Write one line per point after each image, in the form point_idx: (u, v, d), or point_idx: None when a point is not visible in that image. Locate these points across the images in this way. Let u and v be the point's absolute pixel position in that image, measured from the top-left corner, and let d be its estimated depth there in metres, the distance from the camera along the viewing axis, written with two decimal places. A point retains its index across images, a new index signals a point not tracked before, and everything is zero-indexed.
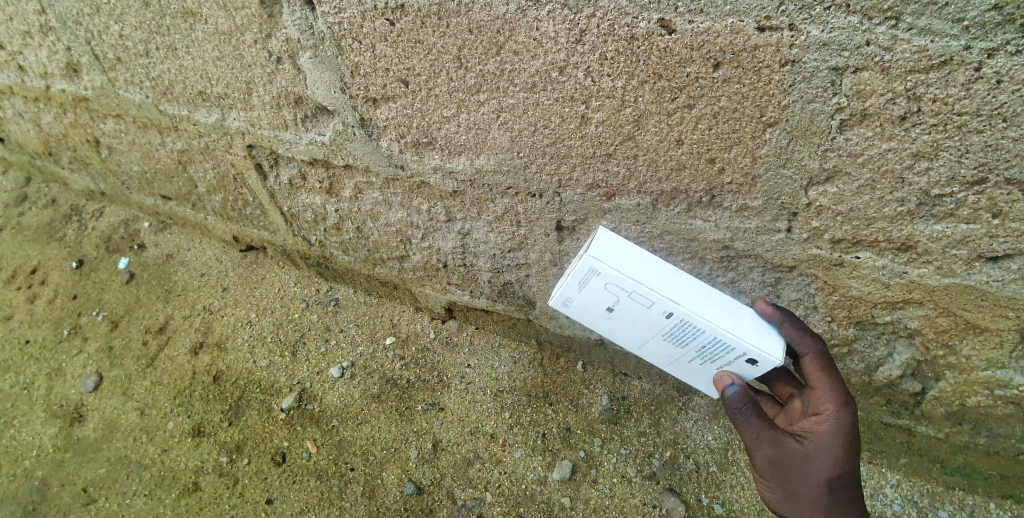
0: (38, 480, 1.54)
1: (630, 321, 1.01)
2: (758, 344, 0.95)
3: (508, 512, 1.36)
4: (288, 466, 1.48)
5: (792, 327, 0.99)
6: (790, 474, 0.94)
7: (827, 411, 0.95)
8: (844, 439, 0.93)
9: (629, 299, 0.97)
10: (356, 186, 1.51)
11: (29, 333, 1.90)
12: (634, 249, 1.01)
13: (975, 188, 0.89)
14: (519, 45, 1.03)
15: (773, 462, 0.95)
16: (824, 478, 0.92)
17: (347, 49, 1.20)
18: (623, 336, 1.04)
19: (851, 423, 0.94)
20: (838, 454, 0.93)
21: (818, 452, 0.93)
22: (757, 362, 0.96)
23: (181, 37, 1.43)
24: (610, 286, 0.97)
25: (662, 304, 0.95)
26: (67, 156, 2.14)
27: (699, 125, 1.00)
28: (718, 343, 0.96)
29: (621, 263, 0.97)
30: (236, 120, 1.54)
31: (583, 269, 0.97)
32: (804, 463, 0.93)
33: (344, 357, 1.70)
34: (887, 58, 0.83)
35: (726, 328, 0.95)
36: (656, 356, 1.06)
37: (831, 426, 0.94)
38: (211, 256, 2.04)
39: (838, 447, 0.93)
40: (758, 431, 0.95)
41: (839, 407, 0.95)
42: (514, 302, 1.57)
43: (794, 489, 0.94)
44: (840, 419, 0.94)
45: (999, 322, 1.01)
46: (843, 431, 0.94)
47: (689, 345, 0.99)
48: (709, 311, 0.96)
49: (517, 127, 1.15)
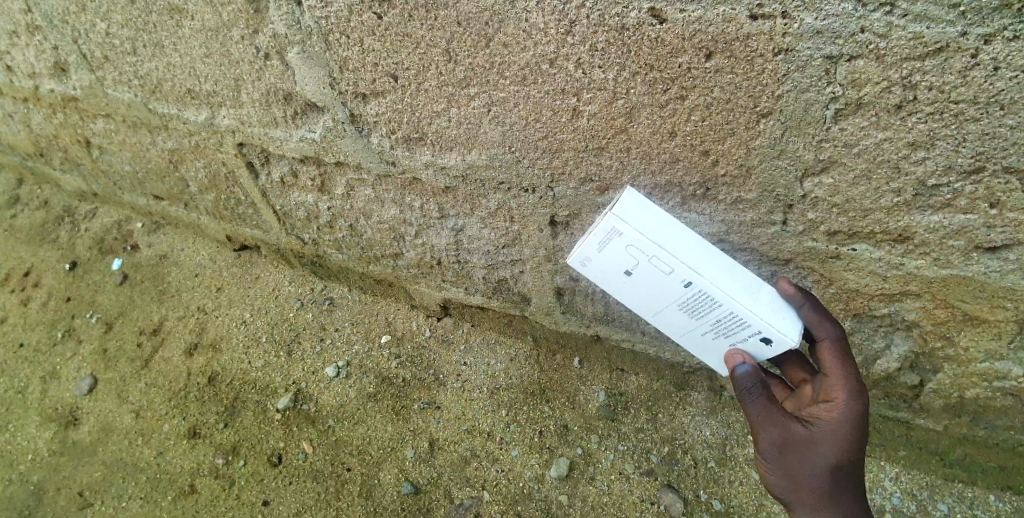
0: (33, 484, 1.53)
1: (645, 287, 0.97)
2: (776, 324, 0.91)
3: (505, 510, 1.34)
4: (284, 467, 1.47)
5: (811, 312, 0.93)
6: (792, 456, 0.92)
7: (839, 398, 0.91)
8: (853, 429, 0.90)
9: (648, 264, 0.93)
10: (349, 184, 1.50)
11: (23, 336, 1.88)
12: (662, 214, 0.96)
13: (973, 177, 0.88)
14: (508, 38, 1.02)
15: (775, 444, 0.93)
16: (827, 464, 0.90)
17: (336, 43, 1.19)
18: (637, 302, 1.01)
19: (863, 414, 0.90)
20: (844, 442, 0.90)
21: (823, 439, 0.90)
22: (771, 341, 0.92)
23: (168, 35, 1.41)
24: (631, 249, 0.93)
25: (682, 272, 0.92)
26: (59, 157, 2.12)
27: (692, 117, 0.99)
28: (734, 319, 0.93)
29: (645, 227, 0.93)
30: (225, 118, 1.52)
31: (606, 228, 0.93)
32: (807, 447, 0.91)
33: (340, 356, 1.69)
34: (881, 45, 0.81)
35: (745, 304, 0.91)
36: (668, 326, 1.02)
37: (841, 415, 0.90)
38: (205, 256, 2.03)
39: (846, 436, 0.90)
40: (763, 413, 0.93)
41: (853, 397, 0.90)
42: (509, 298, 1.56)
43: (794, 472, 0.92)
44: (852, 409, 0.90)
45: (998, 313, 1.00)
46: (854, 421, 0.90)
47: (704, 318, 0.96)
48: (729, 284, 0.92)
49: (508, 121, 1.14)
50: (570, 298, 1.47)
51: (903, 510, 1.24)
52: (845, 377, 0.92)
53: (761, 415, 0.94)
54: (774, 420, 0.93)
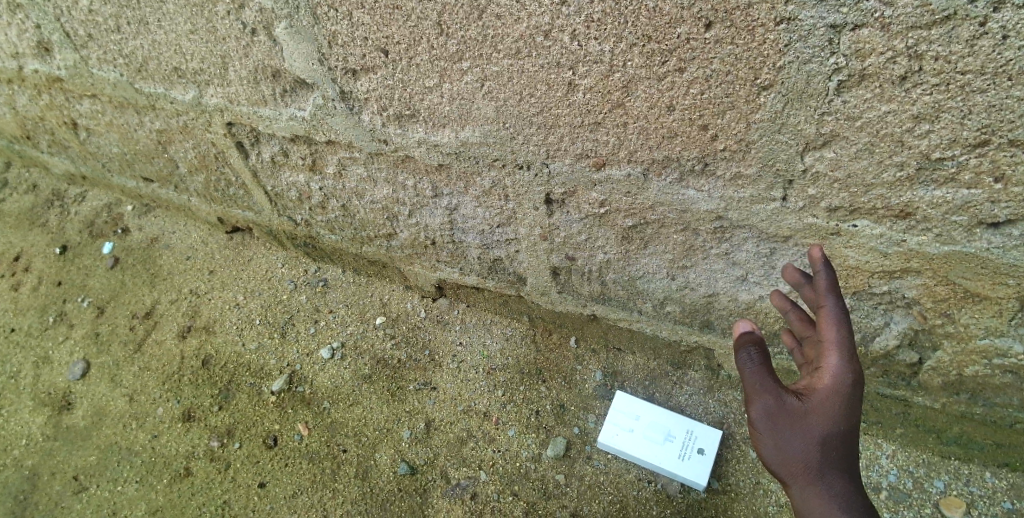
0: (28, 469, 1.52)
1: None
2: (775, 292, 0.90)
3: (502, 490, 1.33)
4: (280, 449, 1.46)
5: (824, 278, 0.85)
6: (783, 427, 0.80)
7: (829, 361, 0.81)
8: (845, 396, 0.79)
9: None
10: (340, 162, 1.47)
11: (14, 321, 1.86)
12: None
13: (977, 150, 0.86)
14: (501, 9, 0.98)
15: (767, 413, 0.82)
16: (819, 434, 0.79)
17: (324, 17, 1.15)
18: None
19: (856, 381, 0.80)
20: (836, 411, 0.79)
21: (814, 407, 0.79)
22: None
23: (151, 10, 1.37)
24: None
25: None
26: (45, 139, 2.08)
27: (691, 90, 0.96)
28: None
29: None
30: (213, 96, 1.49)
31: None
32: (800, 417, 0.80)
33: (334, 338, 1.67)
34: (887, 13, 0.78)
35: None
36: None
37: (832, 380, 0.80)
38: (197, 238, 2.00)
39: (839, 404, 0.79)
40: (756, 377, 0.84)
41: (845, 362, 0.80)
42: (504, 278, 1.54)
43: (783, 443, 0.80)
44: (844, 374, 0.80)
45: (999, 290, 0.99)
46: (846, 387, 0.79)
47: None
48: None
49: (503, 96, 1.11)
50: (567, 277, 1.45)
51: (899, 487, 1.23)
52: (838, 338, 0.82)
53: (755, 381, 0.84)
54: (767, 387, 0.83)
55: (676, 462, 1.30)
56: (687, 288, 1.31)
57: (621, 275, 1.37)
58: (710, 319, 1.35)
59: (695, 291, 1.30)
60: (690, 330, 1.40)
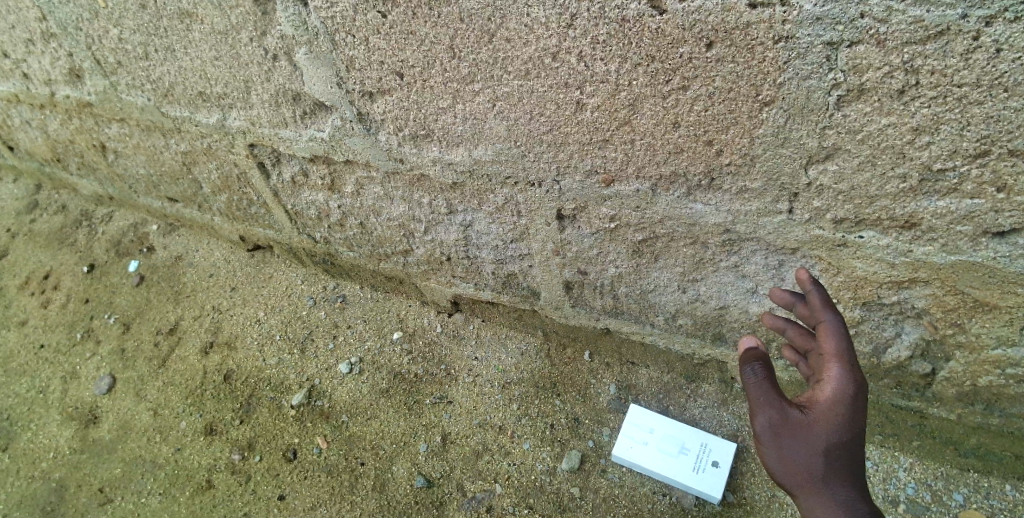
0: (55, 482, 1.56)
1: None
2: None
3: (518, 503, 1.35)
4: (299, 462, 1.49)
5: (817, 294, 0.88)
6: (787, 439, 0.82)
7: (831, 372, 0.83)
8: (847, 406, 0.80)
9: None
10: (358, 181, 1.51)
11: (43, 337, 1.93)
12: None
13: (978, 161, 0.87)
14: (510, 32, 1.03)
15: (772, 426, 0.83)
16: (822, 444, 0.80)
17: (341, 43, 1.21)
18: None
19: (857, 391, 0.81)
20: (839, 421, 0.80)
21: (818, 419, 0.81)
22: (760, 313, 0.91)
23: (178, 39, 1.43)
24: None
25: None
26: (75, 161, 2.16)
27: (694, 107, 0.99)
28: None
29: None
30: (236, 119, 1.55)
31: None
32: (802, 428, 0.81)
33: (353, 352, 1.71)
34: (881, 30, 0.81)
35: None
36: None
37: (833, 390, 0.81)
38: (220, 256, 2.06)
39: (841, 414, 0.80)
40: (759, 391, 0.85)
41: (846, 373, 0.82)
42: (518, 292, 1.57)
43: (789, 456, 0.82)
44: (845, 384, 0.81)
45: (1009, 299, 0.99)
46: (848, 397, 0.80)
47: None
48: None
49: (514, 116, 1.15)
50: (580, 291, 1.48)
51: (917, 500, 1.22)
52: (838, 350, 0.83)
53: (759, 394, 0.86)
54: (770, 400, 0.84)
55: (690, 474, 1.30)
56: (698, 300, 1.32)
57: (633, 288, 1.39)
58: (722, 331, 1.36)
59: (706, 303, 1.32)
60: (703, 343, 1.41)
